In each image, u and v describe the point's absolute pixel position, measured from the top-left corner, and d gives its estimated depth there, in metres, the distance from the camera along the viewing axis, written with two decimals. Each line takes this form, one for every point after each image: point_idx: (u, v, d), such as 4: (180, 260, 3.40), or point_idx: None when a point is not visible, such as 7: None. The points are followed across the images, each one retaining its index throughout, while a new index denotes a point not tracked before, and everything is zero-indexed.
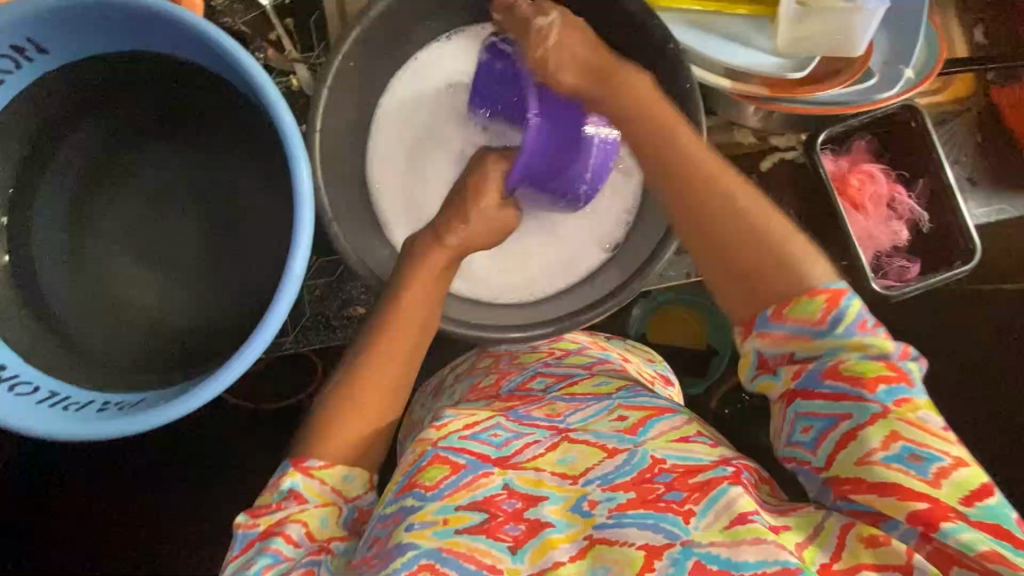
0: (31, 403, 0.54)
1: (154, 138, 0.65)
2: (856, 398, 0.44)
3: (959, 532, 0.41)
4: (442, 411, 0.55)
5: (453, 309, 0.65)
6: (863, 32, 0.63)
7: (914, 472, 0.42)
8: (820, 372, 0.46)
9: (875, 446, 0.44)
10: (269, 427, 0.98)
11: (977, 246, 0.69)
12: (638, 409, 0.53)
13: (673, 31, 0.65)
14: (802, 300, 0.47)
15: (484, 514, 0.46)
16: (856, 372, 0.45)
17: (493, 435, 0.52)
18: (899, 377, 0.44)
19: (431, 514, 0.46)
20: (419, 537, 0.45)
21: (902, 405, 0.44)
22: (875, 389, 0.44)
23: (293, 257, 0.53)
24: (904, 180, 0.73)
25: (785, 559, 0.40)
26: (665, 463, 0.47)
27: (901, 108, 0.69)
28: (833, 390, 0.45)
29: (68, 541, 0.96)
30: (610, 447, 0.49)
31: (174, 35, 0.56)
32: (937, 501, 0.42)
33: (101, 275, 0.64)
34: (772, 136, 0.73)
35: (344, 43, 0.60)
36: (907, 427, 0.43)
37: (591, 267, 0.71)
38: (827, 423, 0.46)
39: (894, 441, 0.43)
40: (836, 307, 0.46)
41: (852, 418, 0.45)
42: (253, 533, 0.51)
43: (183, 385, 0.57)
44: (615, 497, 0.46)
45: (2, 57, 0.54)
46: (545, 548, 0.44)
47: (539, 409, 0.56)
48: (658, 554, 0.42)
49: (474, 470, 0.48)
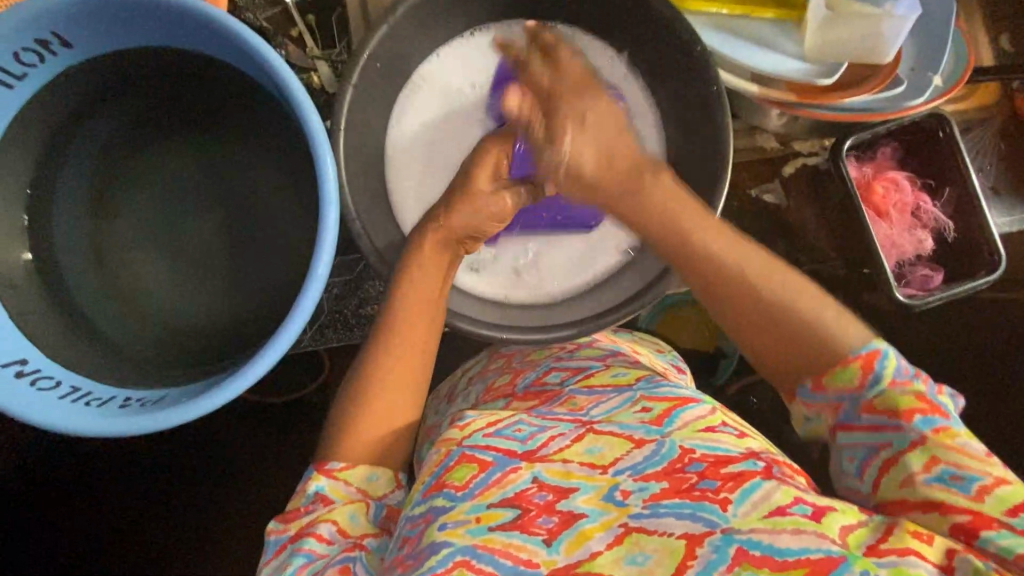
0: (53, 398, 0.54)
1: (176, 134, 0.65)
2: (893, 429, 0.45)
3: (998, 539, 0.40)
4: (462, 413, 0.55)
5: (468, 308, 0.65)
6: (891, 38, 0.62)
7: (957, 491, 0.42)
8: (858, 410, 0.47)
9: (917, 469, 0.44)
10: (280, 423, 0.98)
11: (1001, 259, 0.68)
12: (661, 400, 0.53)
13: (700, 34, 0.65)
14: (838, 370, 0.48)
15: (516, 509, 0.46)
16: (894, 406, 0.46)
17: (516, 430, 0.52)
18: (933, 408, 0.45)
19: (464, 512, 0.45)
20: (453, 535, 0.44)
21: (940, 434, 0.44)
22: (913, 417, 0.45)
23: (319, 256, 0.53)
24: (929, 189, 0.73)
25: (827, 547, 0.39)
26: (694, 453, 0.47)
27: (927, 116, 0.68)
28: (870, 424, 0.46)
29: (78, 535, 0.96)
30: (637, 438, 0.50)
31: (200, 31, 0.55)
32: (981, 513, 0.41)
33: (121, 271, 0.64)
34: (795, 140, 0.74)
35: (370, 43, 0.60)
36: (947, 450, 0.43)
37: (607, 269, 0.71)
38: (870, 451, 0.47)
39: (935, 465, 0.43)
40: (872, 370, 0.47)
41: (892, 446, 0.45)
42: (284, 537, 0.51)
43: (206, 382, 0.57)
44: (648, 487, 0.46)
45: (27, 51, 0.53)
46: (582, 538, 0.44)
47: (561, 405, 0.57)
48: (699, 543, 0.42)
49: (502, 466, 0.48)
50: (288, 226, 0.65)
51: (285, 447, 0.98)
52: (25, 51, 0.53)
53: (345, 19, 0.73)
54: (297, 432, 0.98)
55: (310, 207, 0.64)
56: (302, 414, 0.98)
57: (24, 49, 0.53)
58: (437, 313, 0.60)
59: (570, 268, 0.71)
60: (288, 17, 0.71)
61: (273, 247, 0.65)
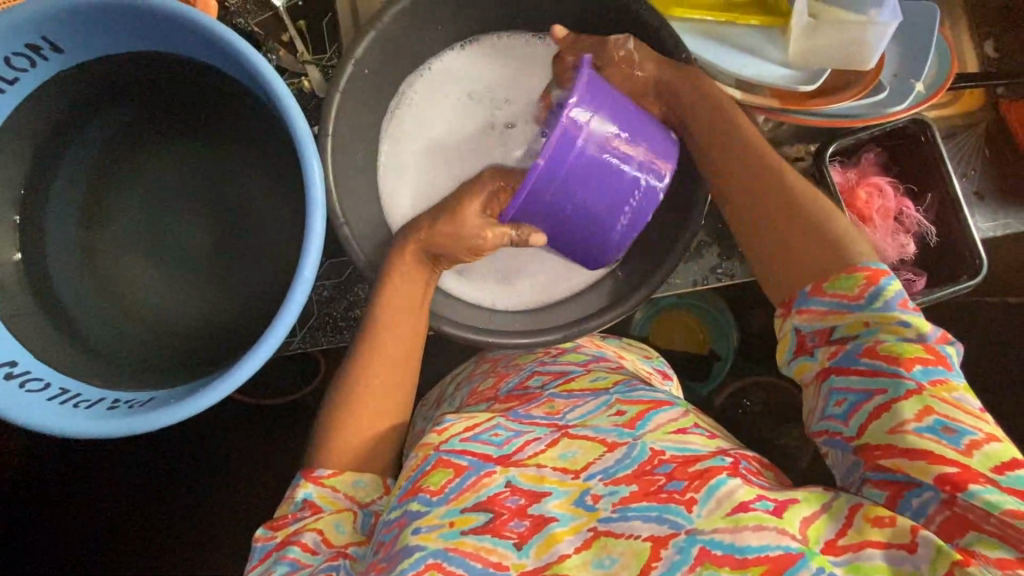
0: (42, 399, 0.54)
1: (167, 138, 0.65)
2: (892, 374, 0.45)
3: (983, 494, 0.40)
4: (443, 416, 0.55)
5: (452, 311, 0.66)
6: (873, 45, 0.63)
7: (947, 443, 0.42)
8: (858, 350, 0.46)
9: (909, 417, 0.43)
10: (272, 424, 0.99)
11: (985, 263, 0.69)
12: (636, 403, 0.53)
13: (686, 41, 0.65)
14: (842, 276, 0.48)
15: (489, 513, 0.46)
16: (895, 350, 0.45)
17: (493, 434, 0.52)
18: (937, 359, 0.45)
19: (438, 517, 0.46)
20: (426, 539, 0.45)
21: (937, 385, 0.44)
22: (913, 364, 0.44)
23: (305, 261, 0.53)
24: (912, 194, 0.73)
25: (786, 545, 0.41)
26: (664, 455, 0.48)
27: (909, 122, 0.70)
28: (869, 366, 0.46)
29: (70, 536, 0.96)
30: (609, 441, 0.50)
31: (190, 38, 0.56)
32: (968, 467, 0.41)
33: (111, 274, 0.65)
34: (783, 145, 0.73)
35: (357, 50, 0.60)
36: (941, 402, 0.43)
37: (594, 277, 0.71)
38: (862, 397, 0.46)
39: (928, 415, 0.43)
40: (876, 285, 0.47)
41: (886, 393, 0.45)
42: (271, 545, 0.52)
43: (193, 384, 0.58)
44: (618, 491, 0.46)
45: (18, 56, 0.54)
46: (551, 541, 0.45)
47: (538, 407, 0.57)
48: (663, 545, 0.43)
49: (477, 470, 0.49)
50: (277, 230, 0.66)
51: (278, 448, 0.99)
52: (15, 56, 0.54)
53: (336, 24, 0.74)
54: (290, 434, 0.99)
55: (299, 211, 0.65)
56: (295, 416, 0.99)
57: (15, 53, 0.53)
58: (420, 320, 0.61)
59: (556, 275, 0.71)
60: (278, 22, 0.72)
61: (262, 251, 0.66)
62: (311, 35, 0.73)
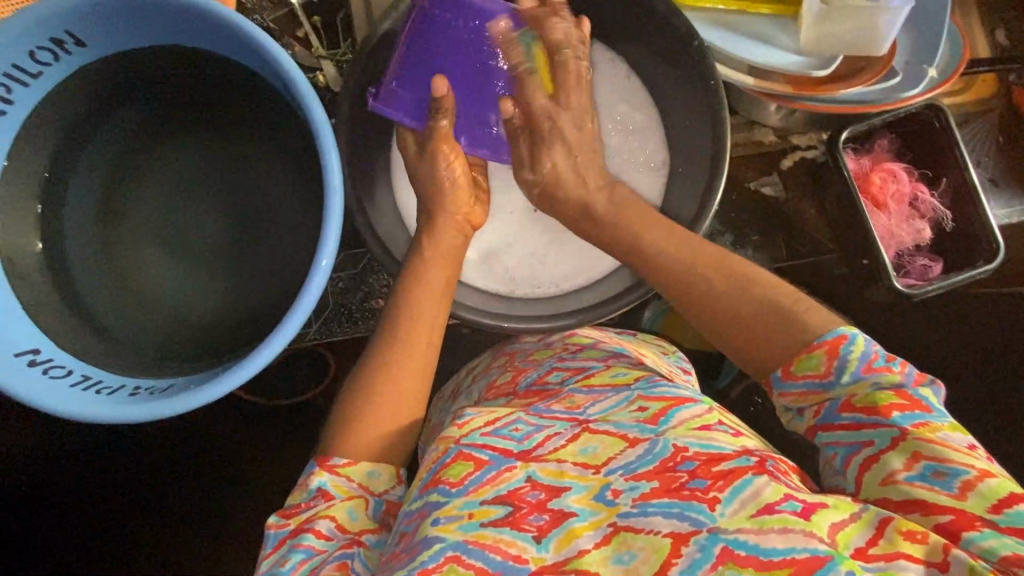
0: (65, 384, 0.55)
1: (183, 130, 0.66)
2: (874, 425, 0.45)
3: (980, 541, 0.39)
4: (462, 411, 0.56)
5: (470, 299, 0.67)
6: (886, 31, 0.63)
7: (939, 488, 0.41)
8: (836, 407, 0.47)
9: (898, 467, 0.43)
10: (285, 419, 1.00)
11: (1001, 245, 0.68)
12: (658, 400, 0.53)
13: (697, 29, 0.66)
14: (804, 356, 0.48)
15: (508, 506, 0.47)
16: (871, 402, 0.45)
17: (514, 429, 0.52)
18: (914, 404, 0.44)
19: (457, 509, 0.47)
20: (445, 531, 0.45)
21: (921, 427, 0.43)
22: (891, 412, 0.44)
23: (322, 249, 0.53)
24: (926, 179, 0.73)
25: (814, 547, 0.40)
26: (687, 451, 0.48)
27: (923, 107, 0.69)
28: (851, 420, 0.46)
29: (91, 525, 0.99)
30: (631, 437, 0.50)
31: (209, 31, 0.57)
32: (963, 512, 0.40)
33: (130, 265, 0.65)
34: (793, 134, 0.75)
35: (372, 39, 0.61)
36: (927, 445, 0.42)
37: (607, 264, 0.71)
38: (850, 451, 0.46)
39: (916, 461, 0.42)
40: (839, 355, 0.47)
41: (874, 444, 0.45)
42: (285, 532, 0.52)
43: (213, 371, 0.58)
44: (638, 486, 0.46)
45: (42, 49, 0.55)
46: (571, 536, 0.45)
47: (559, 403, 0.57)
48: (684, 542, 0.42)
49: (497, 465, 0.49)
50: (294, 219, 0.66)
51: (293, 440, 1.00)
52: (40, 49, 0.55)
53: (349, 20, 0.75)
54: (303, 428, 1.00)
55: (315, 201, 0.65)
56: (307, 410, 1.00)
57: (39, 47, 0.55)
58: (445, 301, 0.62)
59: (569, 262, 0.72)
60: (294, 18, 0.74)
61: (278, 242, 0.66)
62: (325, 31, 0.75)
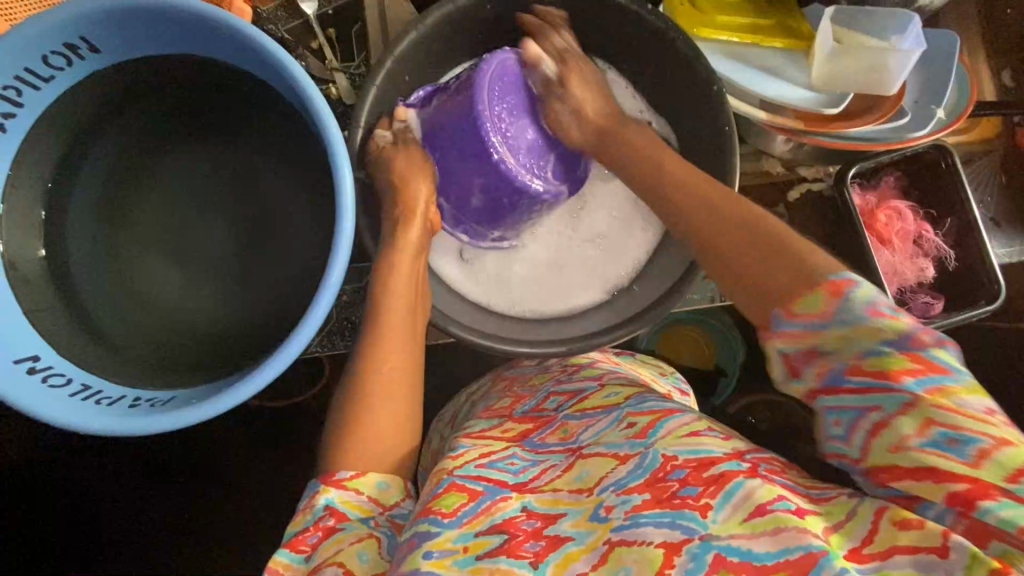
0: (65, 395, 0.55)
1: (191, 137, 0.66)
2: (882, 389, 0.40)
3: (998, 511, 0.36)
4: (457, 443, 0.57)
5: (461, 314, 0.67)
6: (897, 71, 0.65)
7: (952, 455, 0.37)
8: (842, 369, 0.42)
9: (909, 432, 0.39)
10: (280, 425, 1.00)
11: (1002, 288, 0.69)
12: (647, 414, 0.53)
13: (712, 61, 0.66)
14: (807, 296, 0.43)
15: (504, 535, 0.46)
16: (879, 363, 0.40)
17: (510, 463, 0.54)
18: (928, 367, 0.39)
19: (450, 541, 0.46)
20: (439, 565, 0.44)
21: (935, 392, 0.38)
22: (903, 377, 0.39)
23: (333, 266, 0.53)
24: (932, 219, 0.74)
25: (807, 545, 0.39)
26: (677, 460, 0.47)
27: (933, 147, 0.70)
28: (858, 384, 0.41)
29: (78, 527, 0.98)
30: (622, 454, 0.50)
31: (224, 42, 0.57)
32: (979, 480, 0.37)
33: (133, 272, 0.65)
34: (801, 166, 0.76)
35: (388, 58, 0.61)
36: (942, 413, 0.38)
37: (591, 300, 0.72)
38: (855, 416, 0.41)
39: (929, 428, 0.38)
40: (842, 299, 0.41)
41: (882, 409, 0.40)
42: None
43: (213, 384, 0.58)
44: (630, 499, 0.46)
45: (56, 55, 0.55)
46: (568, 560, 0.45)
47: (553, 434, 0.57)
48: (677, 551, 0.42)
49: (492, 495, 0.49)
50: (301, 232, 0.66)
51: (289, 447, 1.00)
52: (53, 55, 0.55)
53: (364, 34, 0.75)
54: (299, 436, 1.00)
55: (324, 215, 0.65)
56: (305, 419, 1.00)
57: (53, 52, 0.54)
58: (419, 312, 0.62)
59: (557, 293, 0.72)
60: (309, 29, 0.74)
61: (283, 254, 0.66)
62: (339, 44, 0.75)
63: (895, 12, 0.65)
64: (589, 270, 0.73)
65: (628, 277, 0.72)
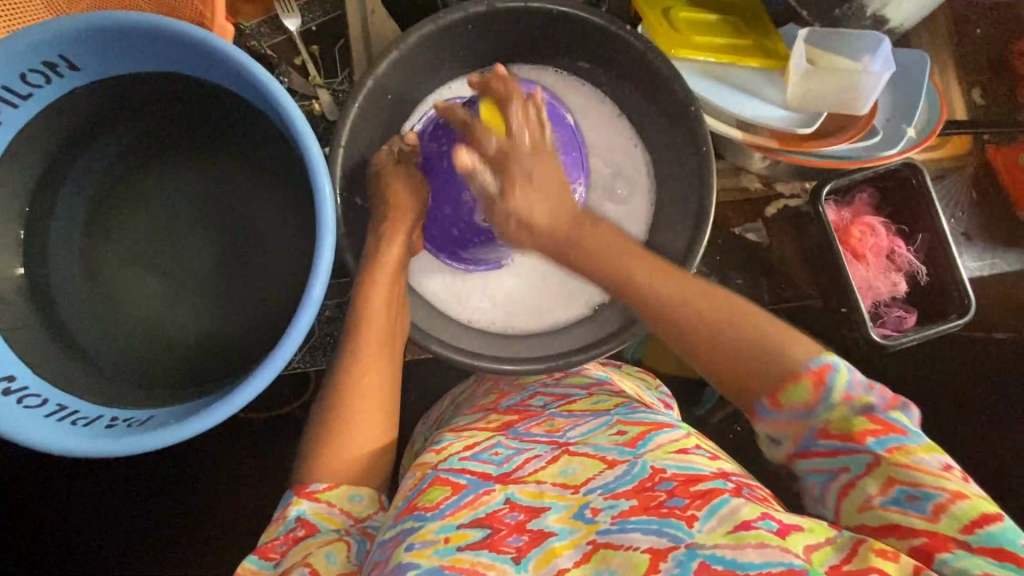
0: (39, 415, 0.54)
1: (171, 154, 0.66)
2: (849, 452, 0.45)
3: (954, 562, 0.39)
4: (443, 437, 0.58)
5: (445, 332, 0.67)
6: (868, 92, 0.66)
7: (913, 511, 0.41)
8: (815, 435, 0.47)
9: (875, 491, 0.43)
10: (264, 438, 0.99)
11: (972, 302, 0.71)
12: (637, 424, 0.54)
13: (688, 81, 0.68)
14: (794, 386, 0.47)
15: (486, 529, 0.46)
16: (845, 430, 0.45)
17: (494, 453, 0.54)
18: (887, 429, 0.44)
19: (432, 533, 0.46)
20: (420, 556, 0.45)
21: (895, 452, 0.43)
22: (866, 439, 0.44)
23: (313, 285, 0.53)
24: (903, 234, 0.75)
25: (789, 561, 0.39)
26: (665, 472, 0.48)
27: (902, 165, 0.72)
28: (828, 447, 0.46)
29: (56, 543, 0.96)
30: (609, 459, 0.50)
31: (203, 60, 0.57)
32: (936, 533, 0.40)
33: (111, 289, 0.64)
34: (778, 182, 0.77)
35: (370, 77, 0.61)
36: (901, 471, 0.42)
37: (571, 317, 0.72)
38: (827, 478, 0.46)
39: (891, 487, 0.43)
40: (825, 383, 0.46)
41: (850, 470, 0.45)
42: None
43: (193, 403, 0.58)
44: (617, 504, 0.46)
45: (34, 73, 0.55)
46: (551, 555, 0.45)
47: (538, 426, 0.58)
48: (663, 557, 0.42)
49: (476, 488, 0.50)
50: (282, 248, 0.66)
51: (273, 462, 0.99)
52: (31, 73, 0.55)
53: (347, 50, 0.76)
54: (283, 450, 0.99)
55: (306, 232, 0.65)
56: (289, 432, 0.99)
57: (31, 70, 0.54)
58: (399, 331, 0.62)
59: (536, 315, 0.73)
60: (292, 45, 0.74)
61: (264, 270, 0.66)
62: (322, 60, 0.75)
63: (863, 34, 0.67)
64: (567, 291, 0.74)
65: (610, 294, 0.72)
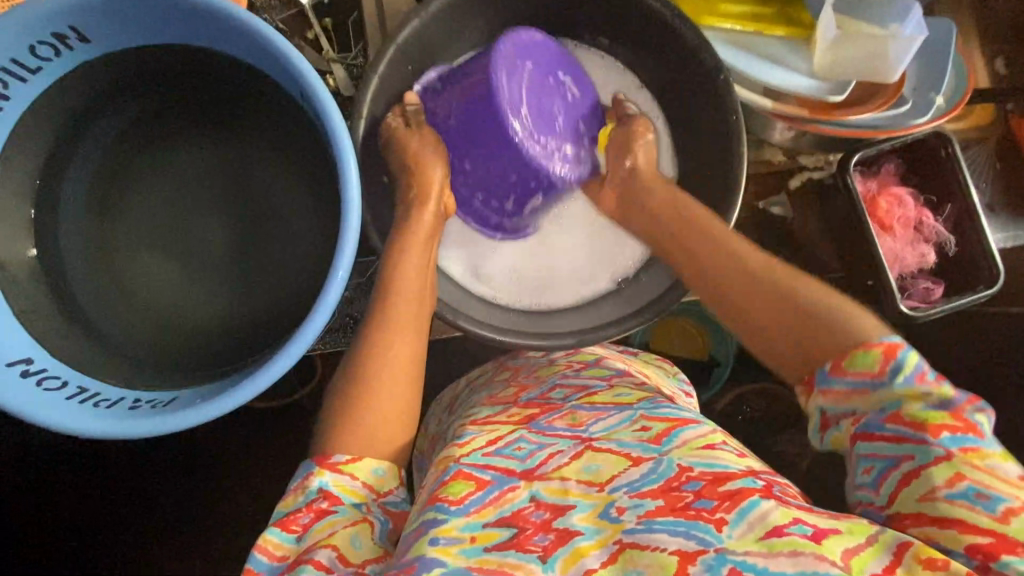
0: (61, 398, 0.53)
1: (183, 130, 0.64)
2: (917, 441, 0.43)
3: (1018, 564, 0.38)
4: (463, 431, 0.57)
5: (471, 308, 0.66)
6: (899, 58, 0.66)
7: (981, 508, 0.40)
8: (881, 417, 0.44)
9: (940, 483, 0.41)
10: (276, 424, 0.98)
11: (1000, 273, 0.71)
12: (661, 420, 0.53)
13: (717, 49, 0.67)
14: (860, 352, 0.46)
15: (512, 529, 0.46)
16: (918, 418, 0.43)
17: (516, 449, 0.53)
18: (965, 427, 0.42)
19: (457, 530, 0.46)
20: (445, 554, 0.44)
21: (968, 451, 0.42)
22: (940, 432, 0.42)
23: (341, 257, 0.52)
24: (931, 205, 0.75)
25: (825, 571, 0.39)
26: (692, 471, 0.47)
27: (931, 134, 0.71)
28: (893, 432, 0.44)
29: (69, 533, 0.95)
30: (635, 456, 0.50)
31: (221, 31, 0.55)
32: (1002, 535, 0.39)
33: (126, 270, 0.63)
34: (800, 155, 0.77)
35: (391, 47, 0.59)
36: (973, 469, 0.41)
37: (595, 292, 0.71)
38: (888, 464, 0.44)
39: (960, 481, 0.41)
40: (895, 358, 0.45)
41: (914, 459, 0.43)
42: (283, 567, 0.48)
43: (217, 384, 0.56)
44: (643, 504, 0.45)
45: (44, 45, 0.53)
46: (577, 555, 0.44)
47: (561, 419, 0.57)
48: (690, 560, 0.41)
49: (500, 485, 0.49)
50: (302, 227, 0.64)
51: (286, 448, 0.98)
52: (42, 44, 0.52)
53: (361, 23, 0.73)
54: (297, 436, 0.98)
55: (326, 209, 0.64)
56: (303, 418, 0.98)
57: (40, 42, 0.52)
58: (425, 319, 0.60)
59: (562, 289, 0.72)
60: (304, 19, 0.72)
61: (283, 249, 0.65)
62: (336, 34, 0.73)
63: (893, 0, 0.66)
64: (592, 265, 0.72)
65: (635, 268, 0.71)
